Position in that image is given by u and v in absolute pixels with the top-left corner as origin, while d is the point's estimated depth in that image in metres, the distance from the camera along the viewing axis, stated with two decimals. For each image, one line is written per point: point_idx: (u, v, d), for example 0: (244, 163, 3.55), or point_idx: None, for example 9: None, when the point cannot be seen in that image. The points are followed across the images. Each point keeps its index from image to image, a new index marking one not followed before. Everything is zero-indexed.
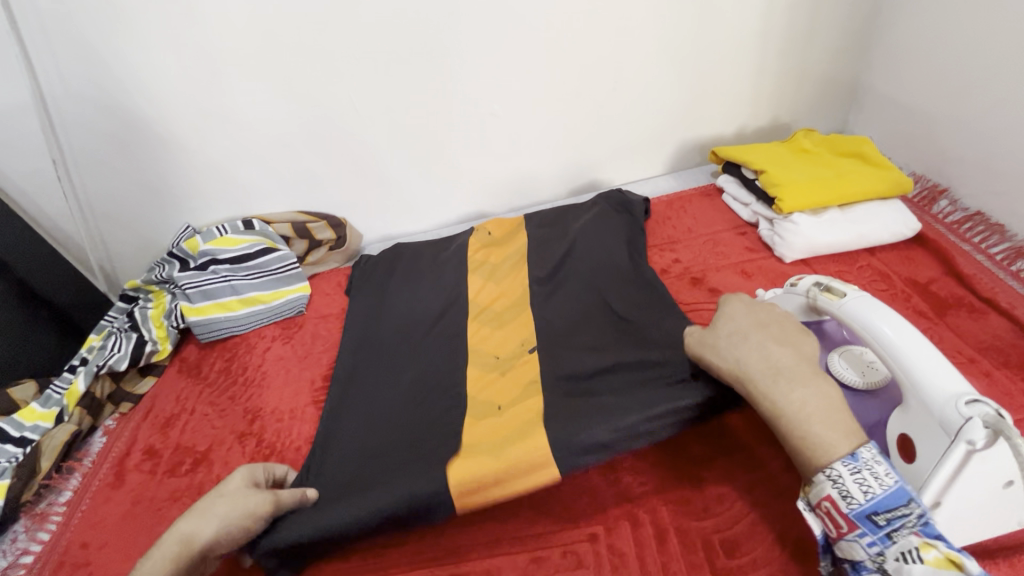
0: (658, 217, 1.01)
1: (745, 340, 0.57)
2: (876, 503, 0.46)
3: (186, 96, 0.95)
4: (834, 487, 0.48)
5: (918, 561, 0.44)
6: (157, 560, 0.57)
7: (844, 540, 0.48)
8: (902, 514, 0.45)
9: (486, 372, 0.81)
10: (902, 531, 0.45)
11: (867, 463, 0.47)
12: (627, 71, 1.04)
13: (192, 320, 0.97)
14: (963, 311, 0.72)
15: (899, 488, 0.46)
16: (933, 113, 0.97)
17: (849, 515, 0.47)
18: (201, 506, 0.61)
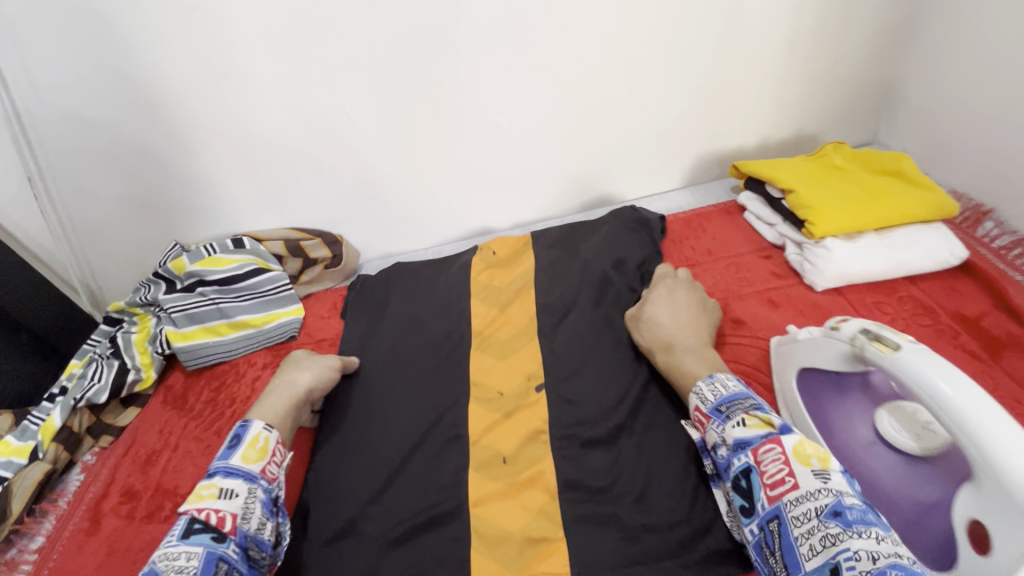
0: (675, 236, 0.95)
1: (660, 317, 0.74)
2: (720, 396, 0.61)
3: (169, 108, 0.89)
4: (696, 397, 0.63)
5: (741, 425, 0.57)
6: (274, 399, 0.73)
7: (707, 433, 0.61)
8: (734, 399, 0.59)
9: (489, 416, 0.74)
10: (736, 411, 0.58)
11: (720, 379, 0.63)
12: (642, 79, 0.97)
13: (178, 346, 0.92)
14: (1019, 353, 0.65)
15: (738, 391, 0.61)
16: (975, 125, 0.89)
17: (705, 412, 0.61)
18: (288, 371, 0.78)
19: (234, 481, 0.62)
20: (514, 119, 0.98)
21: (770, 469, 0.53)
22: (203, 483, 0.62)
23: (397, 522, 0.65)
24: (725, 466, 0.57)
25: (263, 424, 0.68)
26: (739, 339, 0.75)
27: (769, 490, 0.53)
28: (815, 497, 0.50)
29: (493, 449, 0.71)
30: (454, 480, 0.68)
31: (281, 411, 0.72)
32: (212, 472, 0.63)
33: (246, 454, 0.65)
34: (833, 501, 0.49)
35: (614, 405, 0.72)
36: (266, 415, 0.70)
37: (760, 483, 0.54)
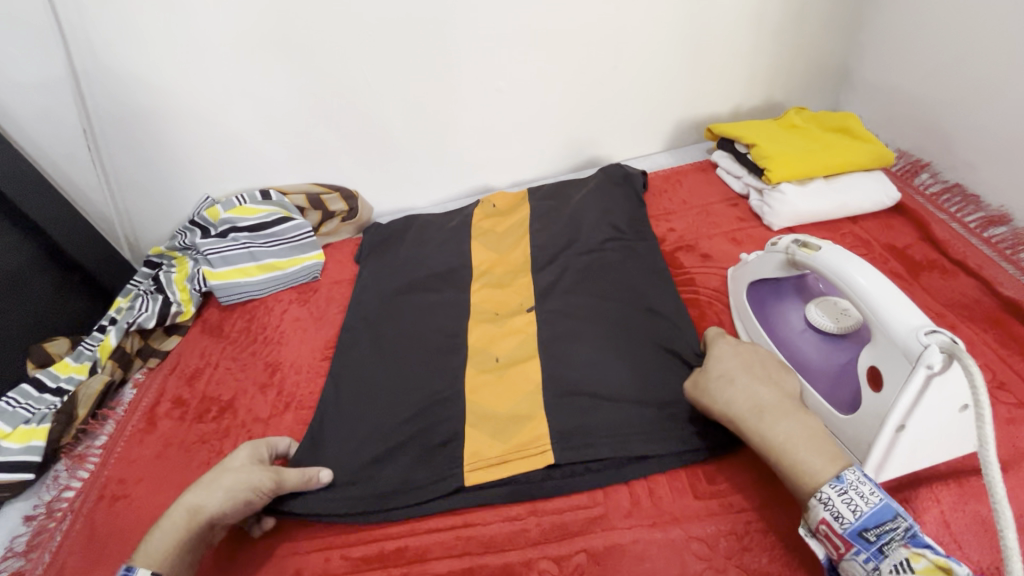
0: (654, 190, 1.07)
1: (741, 378, 0.61)
2: (867, 518, 0.48)
3: (206, 70, 1.00)
4: (825, 509, 0.50)
5: (909, 571, 0.45)
6: (166, 531, 0.60)
7: (843, 559, 0.50)
8: (889, 524, 0.48)
9: (484, 335, 0.86)
10: (891, 544, 0.47)
11: (851, 484, 0.50)
12: (627, 50, 1.08)
13: (214, 284, 1.04)
14: (935, 272, 0.78)
15: (884, 505, 0.49)
16: (917, 91, 1.02)
17: (843, 535, 0.49)
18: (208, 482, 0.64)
19: None
20: (513, 85, 1.09)
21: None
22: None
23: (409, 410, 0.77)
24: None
25: (146, 573, 0.56)
26: (705, 268, 0.88)
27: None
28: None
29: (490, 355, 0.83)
30: (456, 377, 0.81)
31: (170, 550, 0.59)
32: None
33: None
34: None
35: (595, 317, 0.83)
36: (152, 555, 0.58)
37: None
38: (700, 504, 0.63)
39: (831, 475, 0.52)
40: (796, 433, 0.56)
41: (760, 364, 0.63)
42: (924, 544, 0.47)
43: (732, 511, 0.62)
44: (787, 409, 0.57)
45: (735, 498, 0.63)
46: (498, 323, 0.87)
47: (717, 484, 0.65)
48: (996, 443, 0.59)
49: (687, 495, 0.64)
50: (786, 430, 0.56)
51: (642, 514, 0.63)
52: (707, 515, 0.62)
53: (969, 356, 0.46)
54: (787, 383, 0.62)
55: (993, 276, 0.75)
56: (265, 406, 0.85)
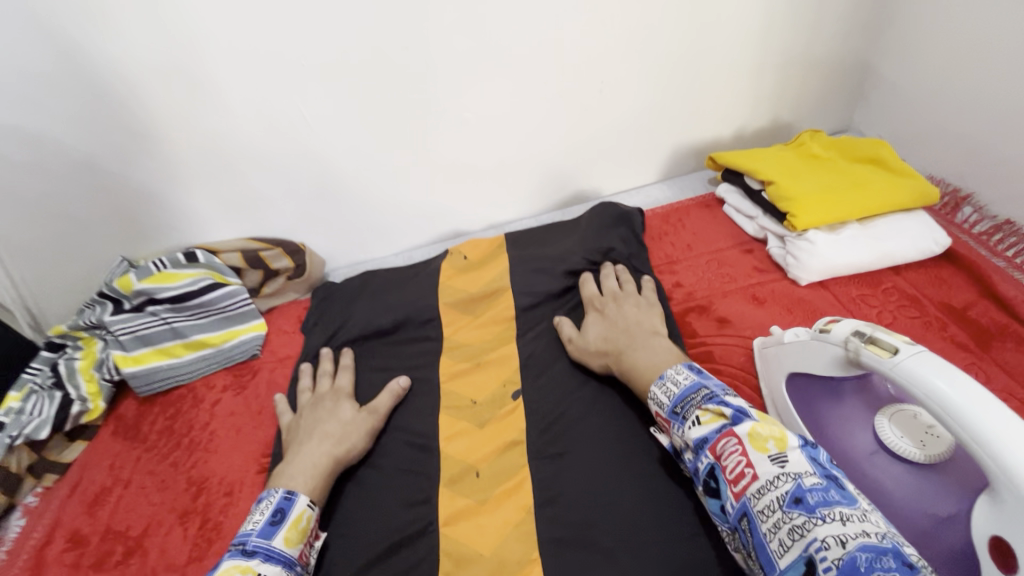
0: (654, 232, 0.91)
1: (602, 329, 0.72)
2: (676, 399, 0.59)
3: (104, 114, 0.82)
4: (653, 403, 0.61)
5: (697, 423, 0.56)
6: (306, 466, 0.64)
7: (671, 437, 0.59)
8: (691, 394, 0.58)
9: (458, 439, 0.69)
10: (691, 409, 0.57)
11: (671, 379, 0.61)
12: (615, 71, 0.93)
13: (127, 371, 0.85)
14: (1009, 342, 0.63)
15: (693, 383, 0.59)
16: (949, 110, 0.88)
17: (665, 416, 0.59)
18: (339, 436, 0.68)
19: (273, 568, 0.54)
20: (483, 115, 0.93)
21: (733, 464, 0.51)
22: (237, 561, 0.54)
23: (365, 552, 0.61)
24: (694, 473, 0.55)
25: (308, 500, 0.61)
26: (725, 339, 0.72)
27: (733, 485, 0.50)
28: (774, 485, 0.48)
29: (466, 464, 0.67)
30: (425, 500, 0.64)
31: (318, 480, 0.63)
32: (252, 549, 0.55)
33: (288, 537, 0.57)
34: (793, 486, 0.48)
35: (595, 415, 0.69)
36: (311, 484, 0.63)
37: (724, 480, 0.51)
38: None
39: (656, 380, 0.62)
40: (642, 351, 0.67)
41: (621, 310, 0.74)
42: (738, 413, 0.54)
43: None
44: (634, 338, 0.69)
45: None
46: (478, 423, 0.71)
47: None
48: None
49: None
50: (635, 354, 0.67)
51: None
52: None
53: None
54: (654, 321, 0.71)
55: None
56: (183, 547, 0.67)
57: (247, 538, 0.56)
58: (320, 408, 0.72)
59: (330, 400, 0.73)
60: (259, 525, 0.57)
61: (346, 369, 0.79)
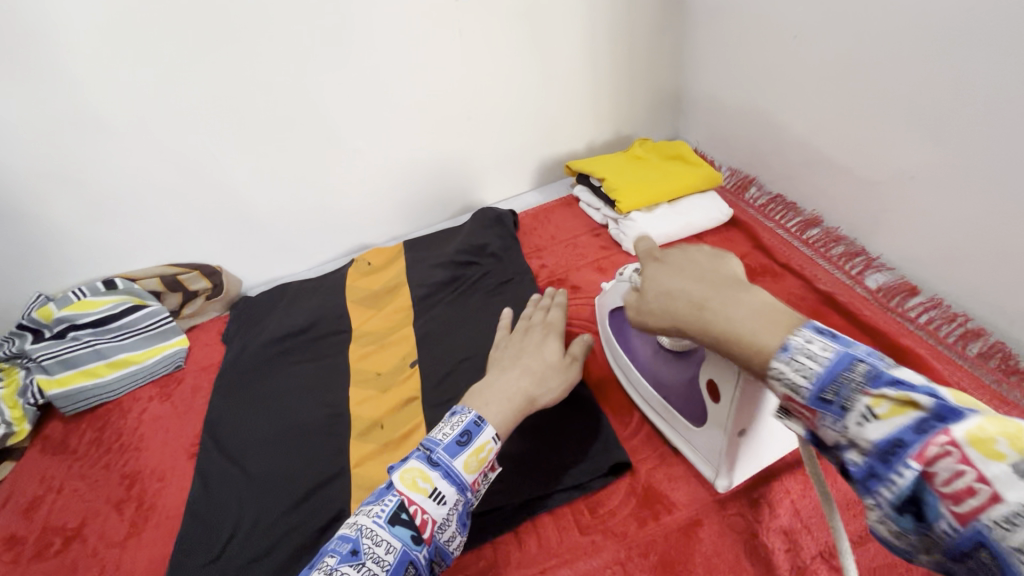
0: (526, 228, 1.11)
1: (667, 277, 0.54)
2: (819, 379, 0.40)
3: (19, 163, 0.91)
4: (779, 384, 0.42)
5: (871, 419, 0.37)
6: (507, 398, 0.64)
7: (816, 428, 0.41)
8: (844, 372, 0.39)
9: (367, 404, 0.84)
10: (851, 395, 0.39)
11: (797, 348, 0.42)
12: (479, 101, 1.13)
13: (52, 393, 0.92)
14: (768, 277, 0.87)
15: (842, 355, 0.40)
16: (732, 118, 1.15)
17: (805, 404, 0.41)
18: (543, 373, 0.68)
19: (449, 486, 0.57)
20: (370, 143, 1.10)
21: (945, 476, 0.33)
22: (421, 466, 0.57)
23: (288, 498, 0.73)
24: (870, 483, 0.38)
25: (494, 432, 0.61)
26: (576, 300, 0.92)
27: (953, 504, 0.33)
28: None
29: (373, 419, 0.81)
30: (339, 451, 0.78)
31: (503, 416, 0.63)
32: (436, 460, 0.57)
33: (469, 460, 0.58)
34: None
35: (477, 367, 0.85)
36: (496, 417, 0.62)
37: (935, 497, 0.34)
38: (586, 538, 0.63)
39: (774, 345, 0.43)
40: (740, 305, 0.47)
41: (688, 259, 0.55)
42: (811, 328, 0.43)
43: (614, 540, 0.62)
44: (723, 290, 0.49)
45: (619, 521, 0.63)
46: (382, 388, 0.85)
47: (597, 513, 0.65)
48: None
49: (573, 532, 0.64)
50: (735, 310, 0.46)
51: (529, 559, 0.62)
52: (592, 549, 0.62)
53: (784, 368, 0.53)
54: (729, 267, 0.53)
55: (812, 274, 0.85)
56: (120, 527, 0.75)
57: (437, 447, 0.59)
58: (528, 338, 0.73)
59: (538, 333, 0.74)
60: (448, 439, 0.59)
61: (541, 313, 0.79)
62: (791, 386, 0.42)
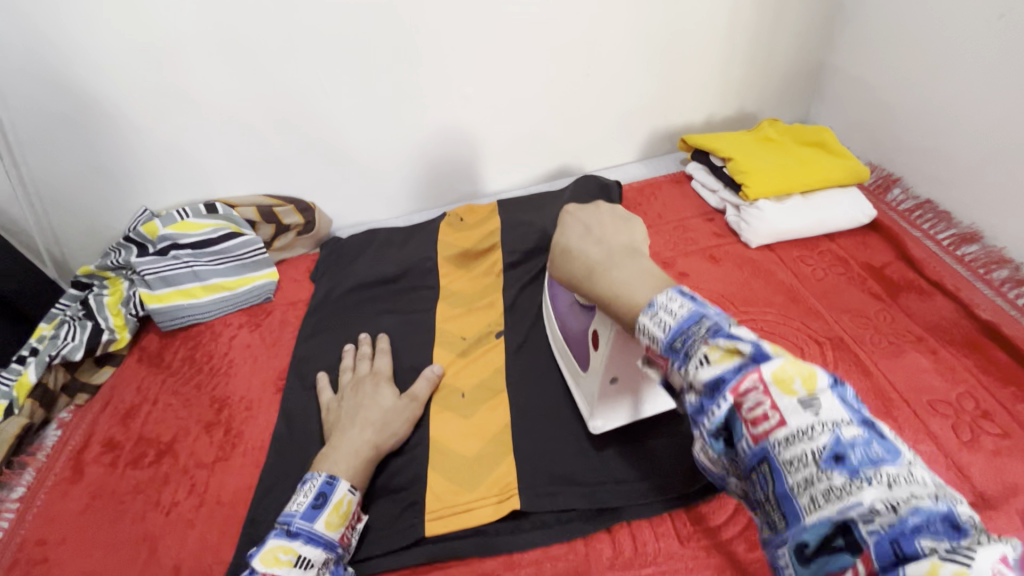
0: (629, 202, 1.03)
1: (573, 242, 0.53)
2: (672, 331, 0.38)
3: (141, 73, 0.90)
4: (642, 332, 0.41)
5: (705, 362, 0.36)
6: (351, 450, 0.67)
7: (668, 374, 0.40)
8: (691, 327, 0.38)
9: (458, 368, 0.80)
10: (694, 343, 0.37)
11: (659, 304, 0.40)
12: (600, 57, 1.04)
13: (152, 307, 0.93)
14: (913, 294, 0.79)
15: (694, 314, 0.38)
16: (883, 104, 1.01)
17: (660, 351, 0.39)
18: (402, 430, 0.71)
19: (314, 549, 0.57)
20: (481, 91, 1.04)
21: (753, 407, 0.34)
22: (282, 541, 0.57)
23: None
24: (698, 415, 0.37)
25: (348, 484, 0.63)
26: None
27: (751, 427, 0.34)
28: (808, 435, 0.32)
29: (454, 385, 0.78)
30: None
31: (357, 465, 0.66)
32: (295, 531, 0.58)
33: (330, 519, 0.59)
34: (830, 440, 0.32)
35: None
36: (348, 468, 0.65)
37: (740, 422, 0.35)
38: (685, 550, 0.60)
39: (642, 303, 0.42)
40: (622, 271, 0.47)
41: (596, 220, 0.54)
42: (679, 293, 0.40)
43: (718, 558, 0.59)
44: (614, 257, 0.48)
45: (722, 537, 0.60)
46: (464, 353, 0.83)
47: (702, 526, 0.61)
48: (984, 478, 0.60)
49: (673, 541, 0.61)
50: (618, 273, 0.46)
51: (623, 559, 0.60)
52: (694, 563, 0.59)
53: None
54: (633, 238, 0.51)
55: (969, 298, 0.76)
56: (209, 449, 0.77)
57: (293, 518, 0.59)
58: (362, 391, 0.74)
59: (371, 383, 0.76)
60: (304, 507, 0.60)
61: (385, 352, 0.81)
62: (651, 337, 0.40)
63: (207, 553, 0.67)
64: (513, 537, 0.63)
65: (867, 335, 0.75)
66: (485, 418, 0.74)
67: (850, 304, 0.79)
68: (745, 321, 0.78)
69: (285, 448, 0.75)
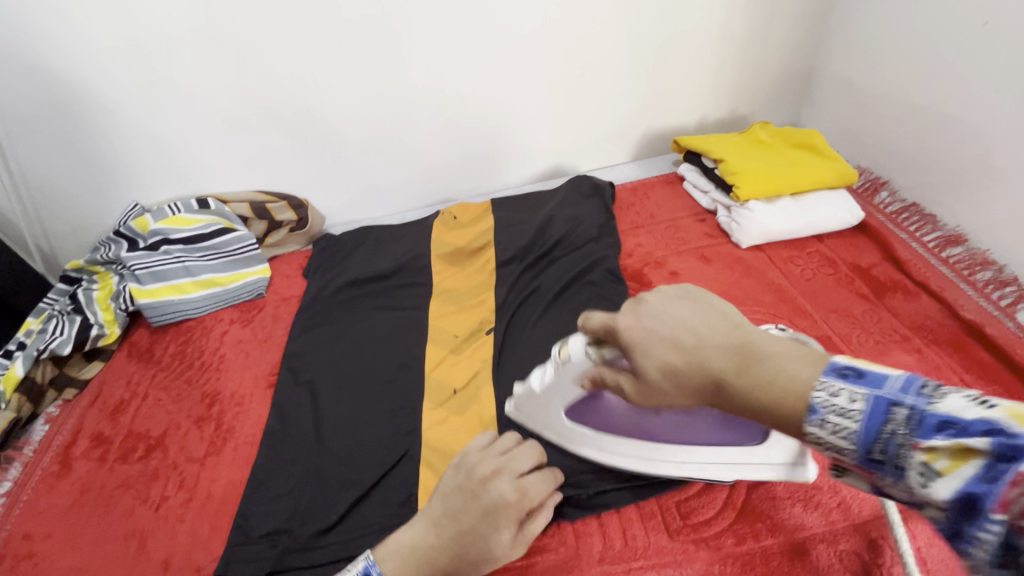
0: (622, 203, 1.04)
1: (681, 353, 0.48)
2: (862, 438, 0.39)
3: (133, 66, 0.90)
4: (826, 449, 0.41)
5: (931, 475, 0.35)
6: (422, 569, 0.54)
7: (882, 486, 0.40)
8: (884, 425, 0.38)
9: (451, 366, 0.81)
10: (902, 450, 0.37)
11: (823, 405, 0.40)
12: (594, 59, 1.05)
13: (142, 302, 0.92)
14: (899, 294, 0.81)
15: (874, 400, 0.39)
16: (871, 109, 1.03)
17: (857, 464, 0.40)
18: (477, 559, 0.55)
19: None
20: (477, 91, 1.04)
21: None
22: None
23: (363, 447, 0.73)
24: (954, 544, 0.35)
25: None
26: None
27: None
28: (844, 415, 0.40)
29: (448, 383, 0.78)
30: (414, 407, 0.76)
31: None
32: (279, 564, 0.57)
33: None
34: (859, 425, 0.39)
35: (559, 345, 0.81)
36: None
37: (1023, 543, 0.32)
38: (676, 544, 0.60)
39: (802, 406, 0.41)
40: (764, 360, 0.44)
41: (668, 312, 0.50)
42: (834, 373, 0.41)
43: (707, 552, 0.59)
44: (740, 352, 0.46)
45: (710, 531, 0.61)
46: (456, 351, 0.83)
47: (691, 521, 0.62)
48: None
49: (662, 535, 0.61)
50: (771, 360, 0.44)
51: (612, 554, 0.61)
52: (682, 557, 0.59)
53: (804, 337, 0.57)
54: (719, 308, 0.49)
55: (954, 298, 0.78)
56: (200, 444, 0.77)
57: None
58: (489, 516, 0.55)
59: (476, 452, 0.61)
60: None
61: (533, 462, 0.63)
62: (836, 448, 0.41)
63: (198, 548, 0.66)
64: None
65: (854, 335, 0.76)
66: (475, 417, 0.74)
67: (837, 303, 0.81)
68: None
69: (278, 443, 0.75)
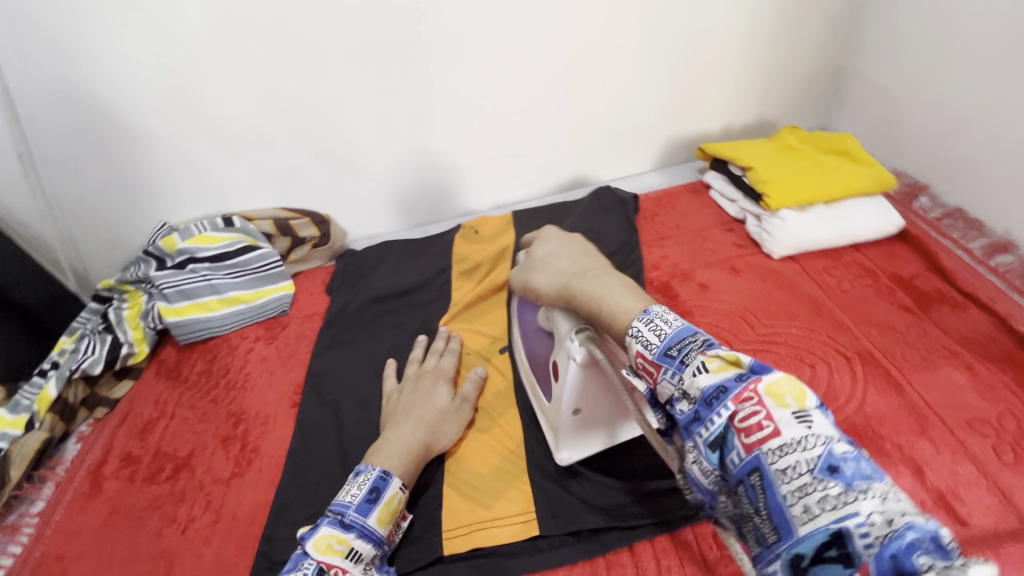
0: (646, 213, 1.01)
1: (539, 264, 0.67)
2: (668, 338, 0.48)
3: (160, 88, 0.92)
4: (636, 339, 0.50)
5: (702, 370, 0.45)
6: (402, 445, 0.66)
7: (657, 382, 0.49)
8: (688, 337, 0.48)
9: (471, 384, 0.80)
10: (691, 353, 0.47)
11: (655, 313, 0.51)
12: (616, 66, 1.04)
13: (170, 321, 0.93)
14: (945, 306, 0.77)
15: (685, 326, 0.49)
16: (907, 110, 0.99)
17: (653, 359, 0.49)
18: (437, 419, 0.70)
19: (365, 545, 0.58)
20: (498, 104, 1.04)
21: (752, 422, 0.42)
22: (335, 531, 0.57)
23: None
24: (693, 425, 0.45)
25: (400, 482, 0.62)
26: (703, 301, 0.83)
27: (744, 436, 0.42)
28: (666, 322, 0.50)
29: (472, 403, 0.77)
30: None
31: (402, 460, 0.65)
32: (349, 524, 0.58)
33: (382, 517, 0.59)
34: (673, 334, 0.49)
35: None
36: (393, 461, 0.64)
37: (733, 429, 0.43)
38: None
39: (633, 315, 0.53)
40: (601, 283, 0.59)
41: (563, 248, 0.67)
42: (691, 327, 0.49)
43: None
44: (587, 269, 0.62)
45: None
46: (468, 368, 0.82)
47: (731, 552, 0.60)
48: None
49: (700, 567, 0.59)
50: (597, 283, 0.59)
51: None
52: None
53: (598, 346, 0.57)
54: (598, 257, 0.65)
55: (1006, 311, 0.74)
56: (226, 465, 0.77)
57: (348, 510, 0.58)
58: (420, 386, 0.74)
59: (430, 380, 0.75)
60: (357, 500, 0.59)
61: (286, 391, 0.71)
62: (645, 344, 0.50)
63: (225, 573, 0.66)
64: (530, 557, 0.62)
65: (899, 351, 0.72)
66: (499, 433, 0.73)
67: (879, 317, 0.77)
68: (769, 336, 0.76)
69: (303, 464, 0.75)
